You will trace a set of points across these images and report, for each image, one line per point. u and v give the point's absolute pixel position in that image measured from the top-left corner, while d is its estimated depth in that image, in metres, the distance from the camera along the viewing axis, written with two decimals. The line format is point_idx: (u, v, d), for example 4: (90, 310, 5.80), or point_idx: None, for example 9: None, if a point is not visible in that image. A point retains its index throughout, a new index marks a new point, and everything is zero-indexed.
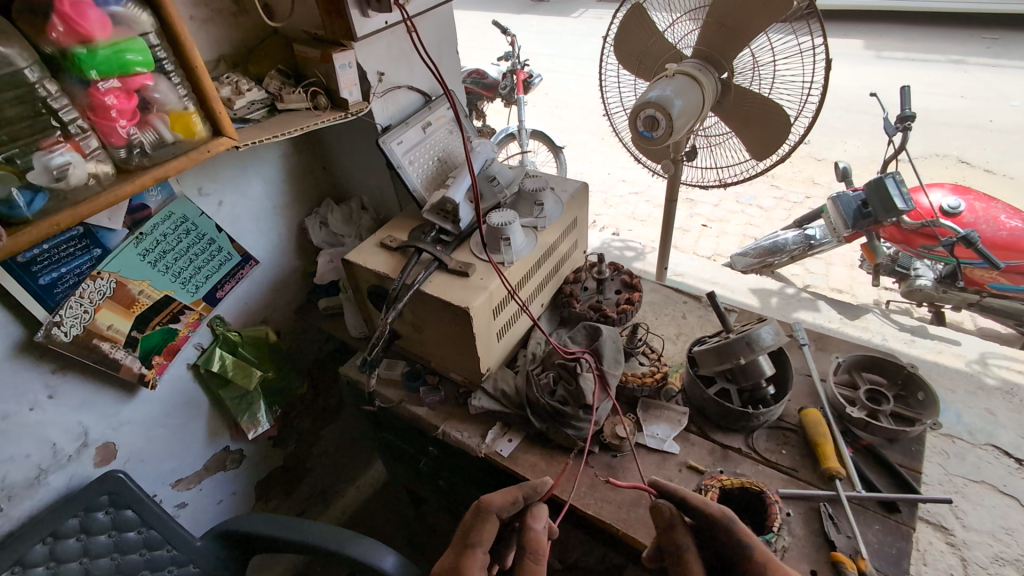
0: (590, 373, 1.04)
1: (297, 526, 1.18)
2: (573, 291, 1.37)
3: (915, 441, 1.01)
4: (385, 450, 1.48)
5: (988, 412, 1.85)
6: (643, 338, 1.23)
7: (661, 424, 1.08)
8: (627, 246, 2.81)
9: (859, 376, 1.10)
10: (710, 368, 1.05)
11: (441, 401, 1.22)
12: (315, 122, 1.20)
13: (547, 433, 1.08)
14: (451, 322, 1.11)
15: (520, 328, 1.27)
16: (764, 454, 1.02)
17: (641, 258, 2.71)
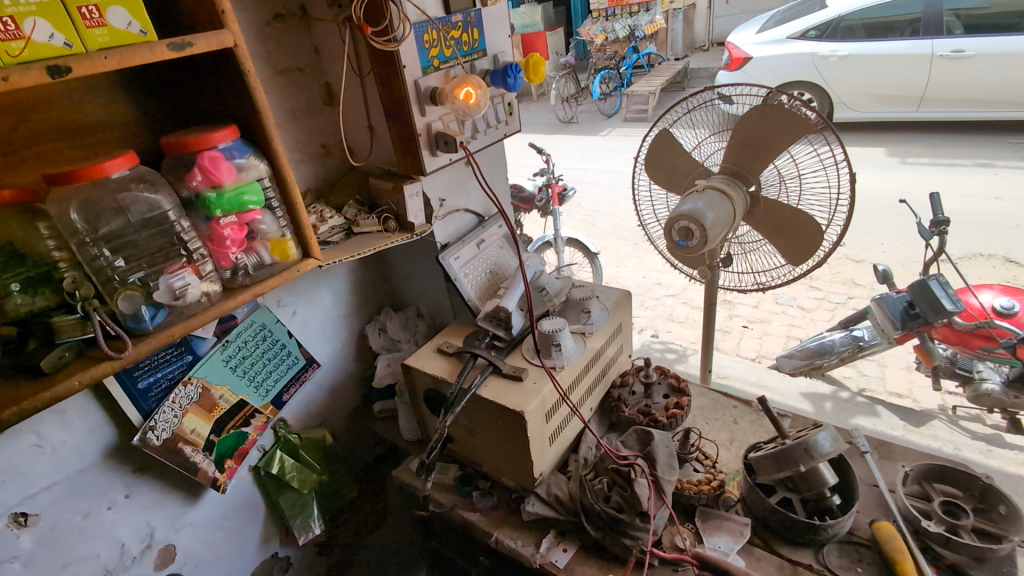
0: (645, 479, 1.04)
1: None
2: (621, 395, 1.40)
3: (1007, 561, 0.92)
4: (434, 561, 1.45)
5: None
6: (696, 444, 1.22)
7: (722, 536, 1.05)
8: (669, 347, 2.82)
9: (932, 487, 1.05)
10: (769, 475, 1.03)
11: (493, 506, 1.23)
12: (384, 242, 1.37)
13: (604, 542, 1.06)
14: (505, 426, 1.15)
15: (572, 431, 1.29)
16: (839, 573, 0.96)
17: (684, 360, 2.71)
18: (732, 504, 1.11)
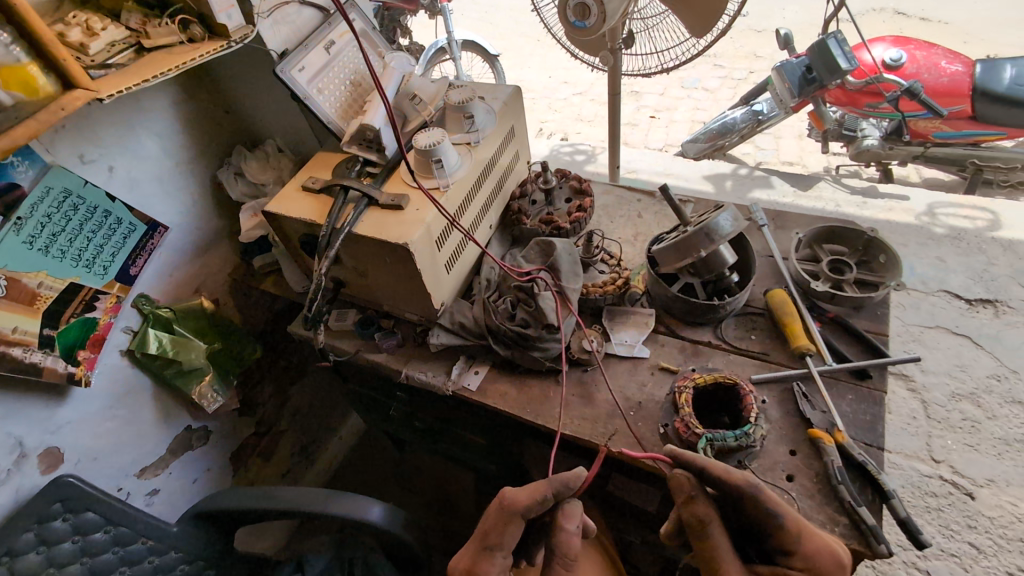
0: (549, 292, 0.97)
1: (284, 494, 1.10)
2: (521, 207, 1.27)
3: (881, 304, 1.00)
4: (358, 401, 1.43)
5: (940, 260, 1.94)
6: (600, 246, 1.14)
7: (629, 330, 1.04)
8: (576, 149, 2.66)
9: (822, 249, 1.07)
10: (671, 265, 0.99)
11: (399, 344, 1.14)
12: (194, 56, 1.00)
13: (514, 359, 1.02)
14: (394, 261, 1.01)
15: (471, 253, 1.17)
16: (734, 344, 0.99)
17: (593, 160, 2.59)
18: (637, 298, 1.09)
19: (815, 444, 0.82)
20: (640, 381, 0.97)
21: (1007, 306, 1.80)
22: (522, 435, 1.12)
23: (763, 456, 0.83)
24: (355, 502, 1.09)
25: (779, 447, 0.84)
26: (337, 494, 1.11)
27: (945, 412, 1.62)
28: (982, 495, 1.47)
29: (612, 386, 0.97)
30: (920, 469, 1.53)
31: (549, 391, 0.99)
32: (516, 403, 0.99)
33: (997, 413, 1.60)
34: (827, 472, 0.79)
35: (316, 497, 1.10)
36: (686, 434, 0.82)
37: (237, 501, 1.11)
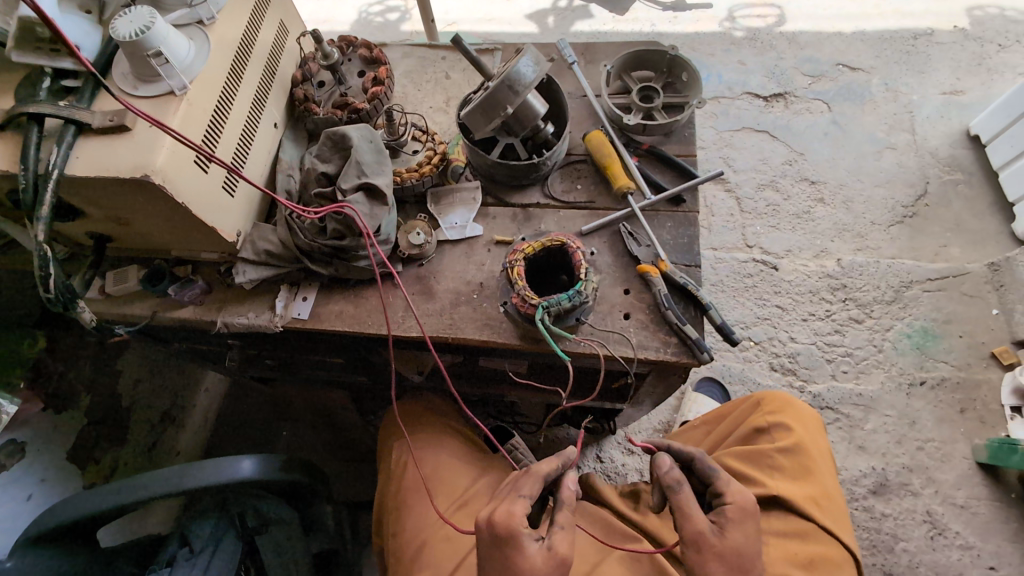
0: (357, 195, 0.85)
1: (147, 482, 0.91)
2: (307, 94, 1.03)
3: (687, 126, 1.02)
4: (197, 357, 1.26)
5: (741, 64, 2.08)
6: (406, 122, 1.02)
7: (457, 211, 0.97)
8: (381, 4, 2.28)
9: (631, 79, 1.04)
10: (483, 129, 0.89)
11: (205, 291, 0.96)
12: None
13: (342, 275, 0.92)
14: (149, 200, 0.78)
15: (259, 164, 0.96)
16: (563, 198, 0.97)
17: (405, 15, 2.26)
18: (460, 172, 1.00)
19: (645, 279, 0.86)
20: (478, 262, 0.93)
21: (794, 96, 2.01)
22: (372, 345, 1.04)
23: (601, 303, 0.86)
24: (220, 466, 0.94)
25: (614, 290, 0.87)
26: (189, 465, 0.93)
27: (753, 202, 1.85)
28: (783, 264, 1.76)
29: (451, 274, 0.92)
30: (737, 258, 1.78)
31: (389, 297, 0.92)
32: (357, 321, 0.91)
33: (790, 193, 1.86)
34: (657, 301, 0.85)
35: (167, 474, 0.92)
36: (525, 307, 0.79)
37: (83, 506, 0.91)
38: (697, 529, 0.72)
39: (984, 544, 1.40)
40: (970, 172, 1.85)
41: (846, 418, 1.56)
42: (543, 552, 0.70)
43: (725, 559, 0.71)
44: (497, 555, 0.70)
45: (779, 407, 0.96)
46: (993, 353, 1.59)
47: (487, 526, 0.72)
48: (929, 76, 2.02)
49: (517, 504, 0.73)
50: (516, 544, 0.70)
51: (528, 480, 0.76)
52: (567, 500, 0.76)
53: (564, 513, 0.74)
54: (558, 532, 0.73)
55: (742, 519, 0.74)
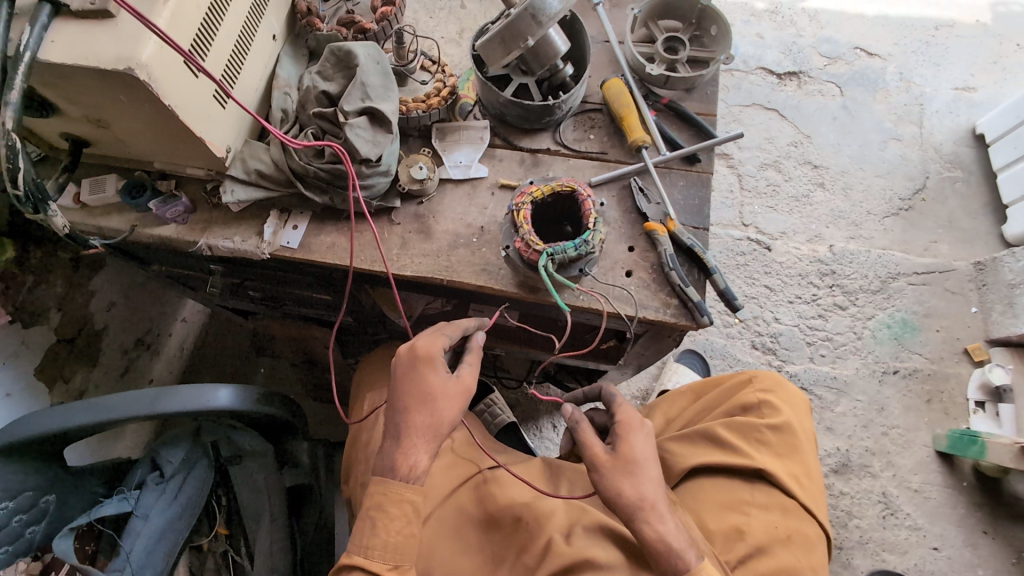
0: (359, 120, 0.80)
1: (114, 402, 0.87)
2: (311, 6, 0.95)
3: (710, 84, 0.97)
4: (173, 282, 1.21)
5: (759, 36, 2.01)
6: (416, 49, 0.95)
7: (462, 149, 0.93)
8: None
9: (657, 27, 0.98)
10: (499, 63, 0.83)
11: (190, 209, 0.90)
12: None
13: (336, 206, 0.87)
14: (133, 100, 0.72)
15: (255, 75, 0.89)
16: (574, 147, 0.93)
17: None
18: (469, 110, 0.95)
19: (651, 237, 0.84)
20: (480, 205, 0.90)
21: (809, 76, 1.96)
22: (359, 283, 1.01)
23: (605, 258, 0.84)
24: (194, 393, 0.90)
25: (619, 246, 0.85)
26: (164, 390, 0.89)
27: (755, 180, 1.83)
28: (776, 245, 1.75)
29: (448, 215, 0.89)
30: (732, 235, 1.77)
31: (384, 233, 0.88)
32: (348, 255, 0.87)
33: (792, 175, 1.83)
34: (661, 261, 0.83)
35: (138, 398, 0.88)
36: (528, 253, 0.76)
37: (47, 425, 0.86)
38: (589, 453, 0.75)
39: (931, 525, 1.47)
40: (970, 170, 1.84)
41: (818, 399, 1.59)
42: (454, 381, 0.75)
43: (619, 464, 0.73)
44: (413, 378, 0.74)
45: (772, 386, 0.97)
46: (966, 349, 1.62)
47: (407, 354, 0.75)
48: (944, 69, 1.98)
49: (432, 339, 0.76)
50: (431, 367, 0.74)
51: (447, 328, 0.80)
52: (476, 347, 0.81)
53: (473, 355, 0.80)
54: (467, 367, 0.78)
55: (631, 432, 0.76)
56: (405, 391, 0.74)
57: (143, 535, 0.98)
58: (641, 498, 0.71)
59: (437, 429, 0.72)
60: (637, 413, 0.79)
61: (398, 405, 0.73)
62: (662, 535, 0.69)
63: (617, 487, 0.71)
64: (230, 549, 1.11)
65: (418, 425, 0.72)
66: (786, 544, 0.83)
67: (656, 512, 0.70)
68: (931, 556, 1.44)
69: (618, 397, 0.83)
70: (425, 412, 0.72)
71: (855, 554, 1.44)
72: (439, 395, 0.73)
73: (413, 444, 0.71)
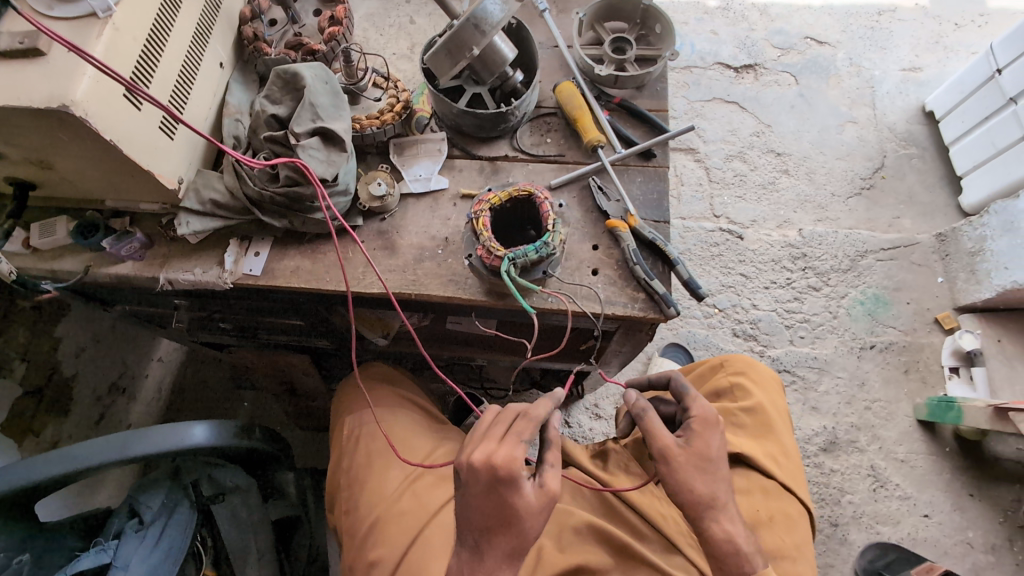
0: (313, 140, 0.80)
1: (81, 450, 0.83)
2: (256, 31, 0.95)
3: (659, 80, 0.99)
4: (140, 320, 1.18)
5: (713, 33, 2.06)
6: (366, 67, 0.95)
7: (421, 163, 0.93)
8: None
9: (603, 29, 0.99)
10: (448, 74, 0.84)
11: (148, 244, 0.88)
12: None
13: (297, 228, 0.86)
14: (74, 138, 0.71)
15: (203, 104, 0.88)
16: (532, 151, 0.94)
17: None
18: (425, 123, 0.95)
19: (613, 234, 0.85)
20: (443, 217, 0.89)
21: (764, 68, 2.01)
22: (330, 304, 1.00)
23: (569, 259, 0.84)
24: (167, 433, 0.86)
25: (583, 245, 0.85)
26: (135, 432, 0.85)
27: (721, 172, 1.86)
28: (748, 234, 1.78)
29: (412, 229, 0.88)
30: (705, 227, 1.79)
31: (349, 253, 0.87)
32: (314, 277, 0.85)
33: (757, 164, 1.87)
34: (625, 257, 0.84)
35: (109, 444, 0.84)
36: (490, 260, 0.76)
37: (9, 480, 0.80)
38: (662, 446, 0.74)
39: (921, 493, 1.49)
40: (924, 146, 1.90)
41: (801, 380, 1.61)
42: (538, 493, 0.69)
43: (693, 460, 0.74)
44: (495, 498, 0.68)
45: (743, 368, 0.99)
46: (936, 318, 1.66)
47: (487, 469, 0.67)
48: (890, 52, 2.05)
49: (512, 448, 0.68)
50: (515, 490, 0.67)
51: (524, 421, 0.71)
52: (555, 439, 0.72)
53: (554, 451, 0.72)
54: (549, 470, 0.71)
55: (706, 429, 0.76)
56: (488, 514, 0.68)
57: None
58: (713, 497, 0.73)
59: (522, 549, 0.68)
60: (710, 408, 0.78)
61: (478, 526, 0.69)
62: (730, 535, 0.72)
63: (689, 484, 0.73)
64: None
65: (500, 550, 0.68)
66: (767, 526, 0.84)
67: (725, 513, 0.73)
68: (923, 524, 1.46)
69: (689, 391, 0.80)
70: (508, 535, 0.68)
71: (851, 529, 1.46)
72: (524, 517, 0.67)
73: (495, 573, 0.68)
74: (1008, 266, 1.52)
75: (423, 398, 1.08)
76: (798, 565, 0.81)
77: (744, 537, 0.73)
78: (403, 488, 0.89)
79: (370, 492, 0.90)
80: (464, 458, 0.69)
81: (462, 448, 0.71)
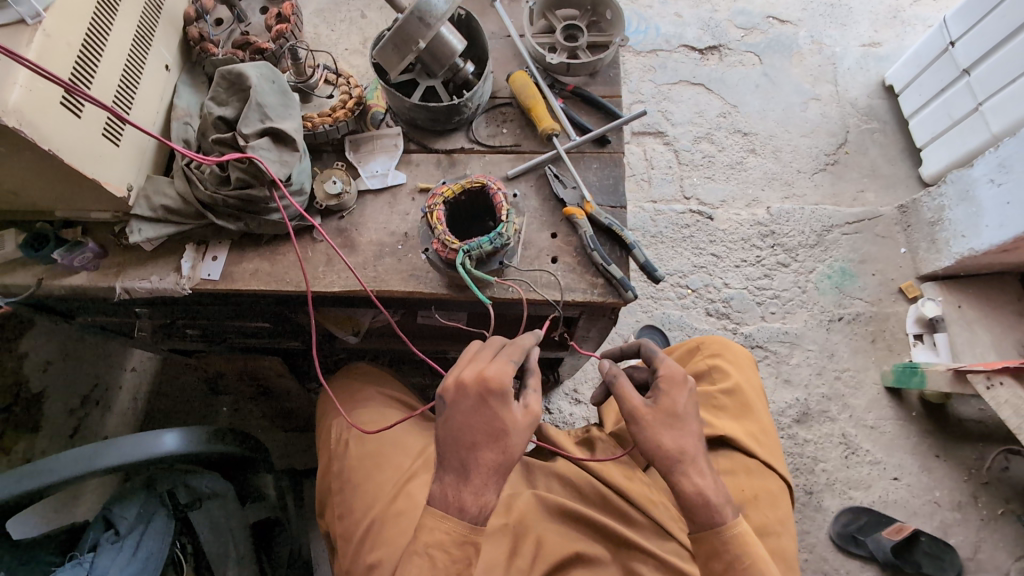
0: (263, 141, 0.79)
1: (45, 465, 0.82)
2: (202, 33, 0.93)
3: (613, 66, 1.00)
4: (104, 330, 1.16)
5: (677, 15, 2.07)
6: (316, 64, 0.94)
7: (378, 159, 0.92)
8: None
9: (555, 17, 0.99)
10: (397, 69, 0.83)
11: (101, 254, 0.87)
12: None
13: (252, 231, 0.85)
14: (11, 149, 0.69)
15: (149, 108, 0.86)
16: (489, 143, 0.94)
17: None
18: (380, 119, 0.94)
19: (571, 222, 0.86)
20: (402, 212, 0.89)
21: (728, 49, 2.03)
22: (297, 305, 0.99)
23: (529, 248, 0.85)
24: (134, 443, 0.85)
25: (541, 235, 0.86)
26: (102, 444, 0.84)
27: (690, 154, 1.88)
28: (718, 214, 1.81)
29: (372, 226, 0.88)
30: (675, 209, 1.81)
31: (308, 252, 0.87)
32: (275, 278, 0.85)
33: (724, 145, 1.89)
34: (583, 244, 0.85)
35: (73, 457, 0.82)
36: (446, 253, 0.77)
37: None
38: (631, 407, 0.77)
39: (889, 458, 1.55)
40: (885, 120, 1.94)
41: (773, 355, 1.65)
42: (523, 412, 0.74)
43: (660, 417, 0.77)
44: (483, 412, 0.72)
45: (719, 350, 1.02)
46: (900, 288, 1.71)
47: (476, 384, 0.72)
48: (850, 28, 2.08)
49: (500, 366, 0.72)
50: (504, 404, 0.72)
51: (510, 348, 0.76)
52: (536, 368, 0.79)
53: (537, 377, 0.78)
54: (532, 393, 0.76)
55: (674, 387, 0.78)
56: (469, 429, 0.72)
57: None
58: (682, 451, 0.76)
59: (507, 465, 0.71)
60: (680, 369, 0.81)
61: (466, 442, 0.72)
62: (700, 488, 0.74)
63: (657, 440, 0.76)
64: None
65: (487, 462, 0.71)
66: (754, 505, 0.86)
67: (696, 467, 0.75)
68: (892, 487, 1.51)
69: (659, 354, 0.83)
70: (495, 450, 0.71)
71: (825, 496, 1.50)
72: (512, 431, 0.72)
73: (483, 484, 0.70)
74: (965, 233, 1.56)
75: (408, 397, 1.05)
76: (783, 540, 0.84)
77: (715, 490, 0.76)
78: (399, 487, 0.88)
79: (365, 491, 0.89)
80: (453, 378, 0.74)
81: (452, 370, 0.75)
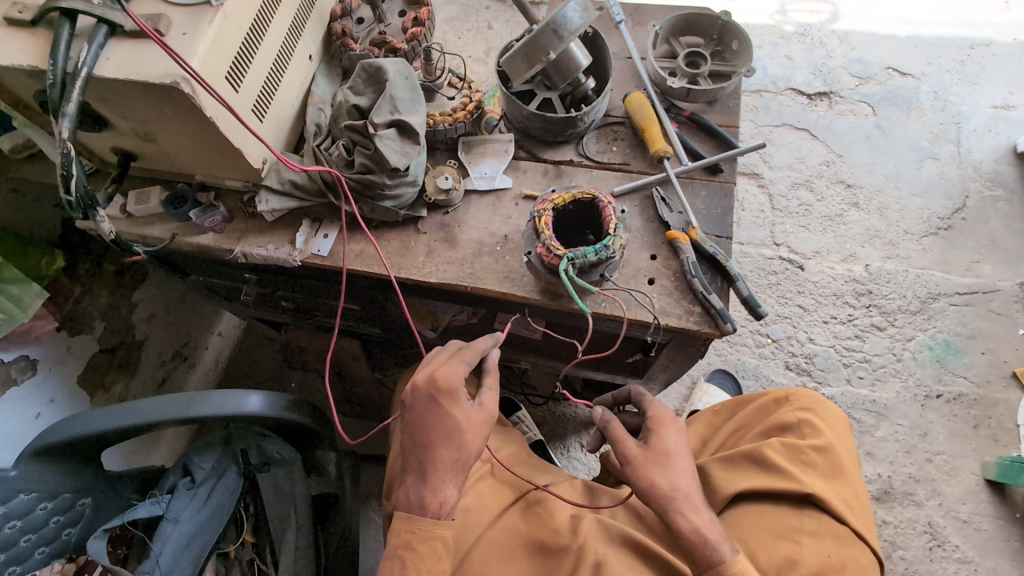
0: (389, 132, 0.83)
1: (143, 407, 0.86)
2: (345, 29, 1.00)
3: (732, 96, 0.98)
4: (206, 292, 1.25)
5: (787, 57, 2.01)
6: (444, 67, 0.99)
7: (487, 161, 0.95)
8: None
9: (678, 43, 1.00)
10: (522, 77, 0.86)
11: (228, 219, 0.94)
12: None
13: (365, 214, 0.90)
14: (180, 114, 0.77)
15: (289, 92, 0.93)
16: (597, 158, 0.94)
17: None
18: (495, 124, 0.97)
19: (673, 245, 0.84)
20: (504, 215, 0.91)
21: (839, 96, 1.94)
22: (389, 292, 1.03)
23: (627, 266, 0.84)
24: (223, 399, 0.90)
25: (641, 254, 0.85)
26: (194, 396, 0.89)
27: (786, 200, 1.80)
28: (809, 265, 1.71)
29: (472, 224, 0.91)
30: (764, 254, 1.73)
31: (411, 242, 0.90)
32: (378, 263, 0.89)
33: (825, 194, 1.80)
34: (684, 269, 0.83)
35: (170, 403, 0.87)
36: (549, 258, 0.77)
37: (86, 425, 0.85)
38: (621, 449, 0.78)
39: (982, 559, 1.37)
40: (1012, 189, 1.78)
41: (857, 423, 1.52)
42: (478, 410, 0.74)
43: (651, 456, 0.77)
44: (436, 412, 0.73)
45: (812, 403, 0.93)
46: (1015, 373, 1.54)
47: (427, 384, 0.73)
48: (980, 88, 1.93)
49: (451, 367, 0.74)
50: (453, 401, 0.73)
51: (463, 351, 0.78)
52: (494, 367, 0.79)
53: (493, 377, 0.78)
54: (488, 392, 0.77)
55: (663, 426, 0.80)
56: (426, 429, 0.73)
57: (171, 540, 0.95)
58: (673, 488, 0.74)
59: (464, 462, 0.72)
60: (669, 410, 0.83)
61: (425, 440, 0.72)
62: (696, 526, 0.71)
63: (649, 478, 0.75)
64: (257, 558, 1.07)
65: (446, 461, 0.71)
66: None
67: (689, 503, 0.73)
68: None
69: (647, 398, 0.86)
70: (452, 447, 0.72)
71: None
72: (464, 428, 0.72)
73: (442, 482, 0.71)
74: None
75: None
76: None
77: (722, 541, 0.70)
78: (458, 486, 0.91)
79: None
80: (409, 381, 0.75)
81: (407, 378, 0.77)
